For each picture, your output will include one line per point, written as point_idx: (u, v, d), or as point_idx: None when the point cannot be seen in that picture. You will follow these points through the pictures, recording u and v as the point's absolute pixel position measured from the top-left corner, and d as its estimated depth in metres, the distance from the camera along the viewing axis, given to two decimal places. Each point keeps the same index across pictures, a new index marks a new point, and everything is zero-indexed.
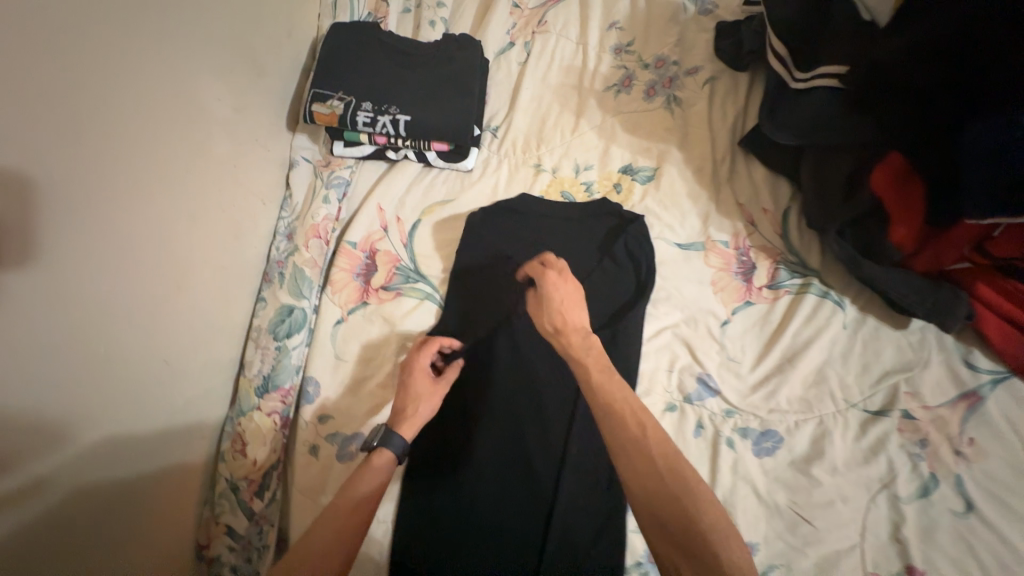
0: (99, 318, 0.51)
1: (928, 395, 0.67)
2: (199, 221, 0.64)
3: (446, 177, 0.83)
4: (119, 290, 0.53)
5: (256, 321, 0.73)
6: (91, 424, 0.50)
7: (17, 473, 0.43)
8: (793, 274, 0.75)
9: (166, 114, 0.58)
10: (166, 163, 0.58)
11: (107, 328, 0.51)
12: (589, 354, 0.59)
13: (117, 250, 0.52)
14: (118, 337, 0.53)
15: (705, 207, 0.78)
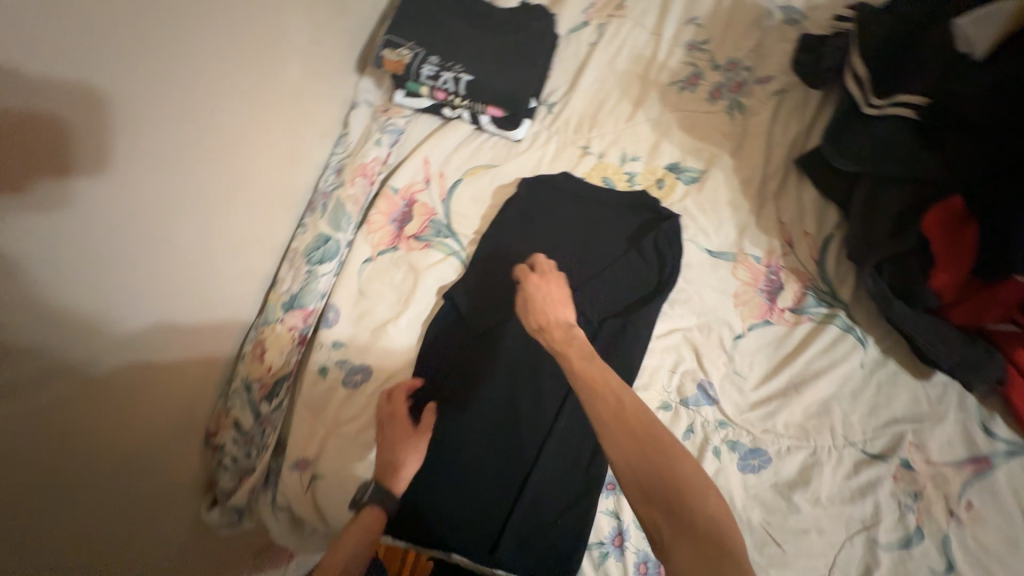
0: (158, 232, 0.54)
1: (933, 451, 0.65)
2: (250, 148, 0.67)
3: (495, 142, 0.85)
4: (176, 209, 0.56)
5: (294, 243, 0.77)
6: (144, 329, 0.55)
7: (86, 359, 0.48)
8: (820, 302, 0.73)
9: (244, 30, 0.62)
10: (239, 76, 0.62)
11: (163, 243, 0.55)
12: (571, 344, 0.60)
13: (175, 169, 0.55)
14: (178, 229, 0.57)
15: (744, 219, 0.76)
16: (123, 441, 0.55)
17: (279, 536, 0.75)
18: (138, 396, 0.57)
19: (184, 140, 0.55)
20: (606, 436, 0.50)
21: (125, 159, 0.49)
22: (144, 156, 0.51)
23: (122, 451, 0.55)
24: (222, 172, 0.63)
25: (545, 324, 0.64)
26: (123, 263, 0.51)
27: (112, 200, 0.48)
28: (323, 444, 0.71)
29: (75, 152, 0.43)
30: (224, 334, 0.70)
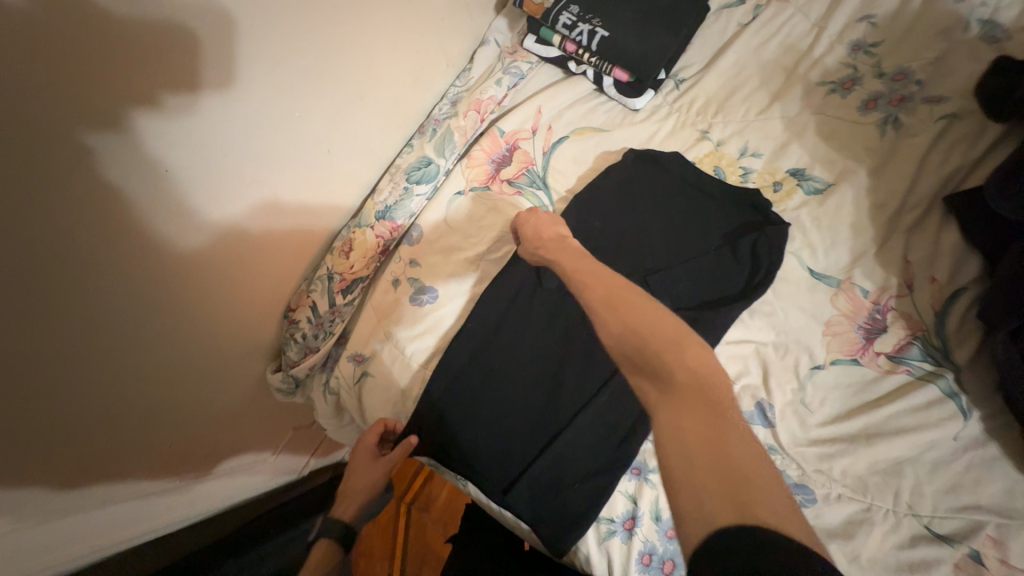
0: (268, 150, 0.61)
1: (1017, 554, 0.57)
2: (369, 80, 0.71)
3: (611, 107, 0.83)
4: (285, 127, 0.62)
5: (398, 160, 0.81)
6: (243, 231, 0.63)
7: (194, 247, 0.58)
8: (926, 356, 0.64)
9: None
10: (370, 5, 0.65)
11: (270, 160, 0.62)
12: (565, 256, 0.63)
13: (288, 94, 0.60)
14: (291, 130, 0.63)
15: (863, 245, 0.69)
16: (213, 313, 0.65)
17: (323, 418, 0.83)
18: (235, 275, 0.65)
19: (305, 67, 0.60)
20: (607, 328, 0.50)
21: (256, 51, 0.54)
22: (265, 63, 0.56)
23: (207, 327, 0.65)
24: (333, 104, 0.67)
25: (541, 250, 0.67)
26: (237, 168, 0.58)
27: (232, 107, 0.54)
28: (378, 347, 0.76)
29: (199, 69, 0.49)
30: (320, 226, 0.76)
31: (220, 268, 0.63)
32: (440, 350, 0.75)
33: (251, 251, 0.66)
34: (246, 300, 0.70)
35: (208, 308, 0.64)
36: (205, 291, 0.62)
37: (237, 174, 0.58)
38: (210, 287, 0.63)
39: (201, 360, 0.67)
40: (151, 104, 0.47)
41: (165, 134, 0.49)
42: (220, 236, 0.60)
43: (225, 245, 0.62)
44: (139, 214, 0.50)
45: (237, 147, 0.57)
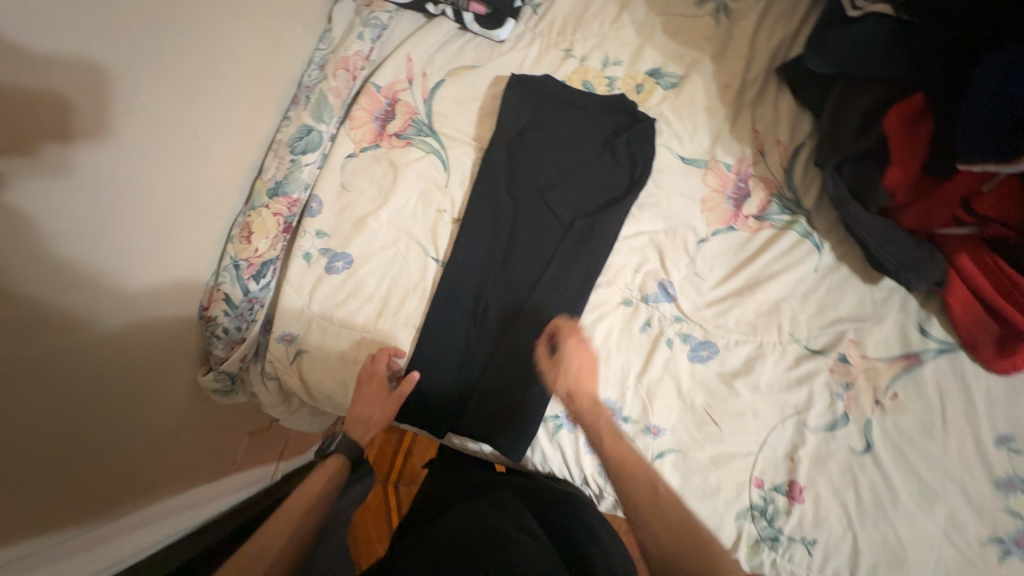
0: (151, 171, 0.61)
1: (870, 347, 0.70)
2: (222, 70, 0.69)
3: (478, 43, 0.84)
4: (161, 145, 0.61)
5: (278, 135, 0.79)
6: (146, 255, 0.63)
7: (106, 285, 0.58)
8: (783, 209, 0.75)
9: None
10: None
11: (156, 181, 0.62)
12: (602, 432, 0.68)
13: (156, 113, 0.60)
14: (150, 125, 0.59)
15: (719, 126, 0.77)
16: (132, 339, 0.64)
17: (271, 408, 0.83)
18: (142, 296, 0.63)
19: (161, 79, 0.60)
20: (643, 523, 0.63)
21: (75, 43, 0.50)
22: (103, 70, 0.53)
23: (138, 351, 0.65)
24: (200, 108, 0.66)
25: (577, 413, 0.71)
26: (125, 192, 0.58)
27: (102, 134, 0.54)
28: (307, 323, 0.77)
29: (64, 111, 0.49)
30: (214, 217, 0.74)
31: (120, 295, 0.60)
32: (368, 312, 0.77)
33: (149, 267, 0.64)
34: (157, 318, 0.67)
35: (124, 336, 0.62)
36: (116, 319, 0.61)
37: (112, 189, 0.56)
38: (131, 315, 0.63)
39: (135, 387, 0.66)
40: (25, 154, 0.46)
41: (38, 178, 0.48)
42: (116, 262, 0.59)
43: (122, 269, 0.60)
44: (40, 267, 0.50)
45: (103, 160, 0.54)
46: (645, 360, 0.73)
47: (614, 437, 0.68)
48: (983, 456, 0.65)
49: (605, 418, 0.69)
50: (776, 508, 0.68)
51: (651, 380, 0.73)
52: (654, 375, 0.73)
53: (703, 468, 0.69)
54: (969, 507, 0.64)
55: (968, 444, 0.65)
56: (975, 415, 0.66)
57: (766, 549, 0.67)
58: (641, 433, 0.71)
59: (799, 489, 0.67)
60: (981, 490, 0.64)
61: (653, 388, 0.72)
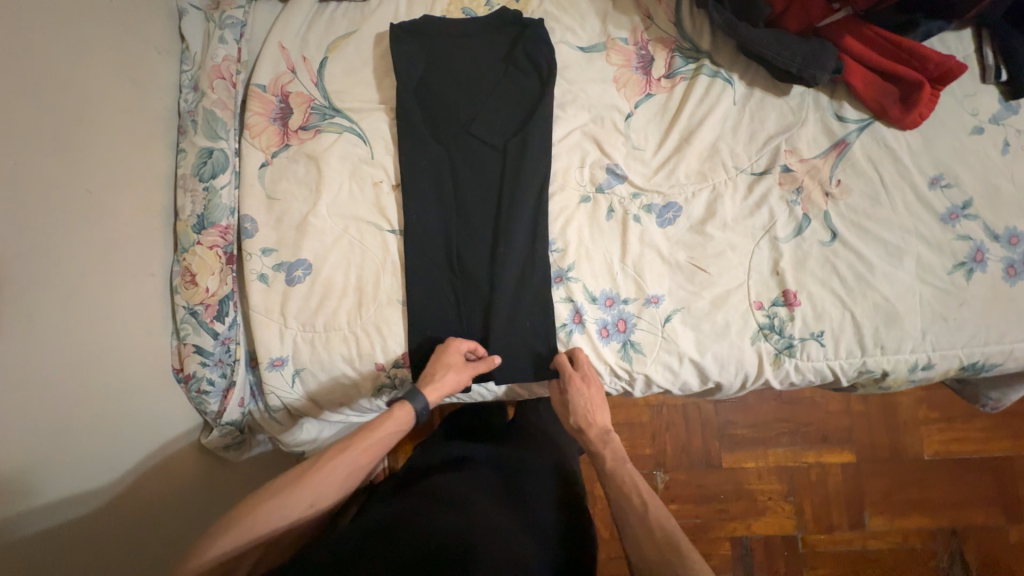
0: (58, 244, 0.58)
1: (804, 150, 0.75)
2: (88, 119, 0.64)
3: (346, 9, 0.81)
4: (58, 215, 0.58)
5: (180, 171, 0.74)
6: (84, 330, 0.60)
7: (56, 369, 0.56)
8: (687, 60, 0.78)
9: None
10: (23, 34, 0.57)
11: (67, 253, 0.59)
12: (607, 446, 0.70)
13: (42, 184, 0.57)
14: (34, 194, 0.56)
15: (602, 6, 0.80)
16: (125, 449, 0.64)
17: (293, 442, 0.81)
18: (95, 370, 0.61)
19: (39, 149, 0.57)
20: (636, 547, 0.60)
21: None
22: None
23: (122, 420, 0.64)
24: (93, 170, 0.64)
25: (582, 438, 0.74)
26: (43, 273, 0.56)
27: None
28: (293, 341, 0.74)
29: None
30: (147, 274, 0.70)
31: (81, 387, 0.59)
32: (348, 306, 0.75)
33: (91, 340, 0.61)
34: (132, 397, 0.66)
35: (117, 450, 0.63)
36: (80, 398, 0.59)
37: (25, 274, 0.54)
38: (95, 393, 0.61)
39: (159, 485, 0.69)
40: None
41: None
42: (54, 345, 0.56)
43: (66, 352, 0.58)
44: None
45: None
46: (622, 242, 0.76)
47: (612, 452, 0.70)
48: (924, 201, 0.73)
49: (613, 444, 0.71)
50: (781, 320, 0.74)
51: (634, 258, 0.75)
52: (634, 252, 0.76)
53: (708, 314, 0.74)
54: (929, 248, 0.72)
55: (909, 196, 0.73)
56: (906, 170, 0.73)
57: (786, 358, 0.74)
58: (644, 306, 0.74)
59: (793, 295, 0.73)
60: (933, 230, 0.72)
61: (640, 265, 0.75)
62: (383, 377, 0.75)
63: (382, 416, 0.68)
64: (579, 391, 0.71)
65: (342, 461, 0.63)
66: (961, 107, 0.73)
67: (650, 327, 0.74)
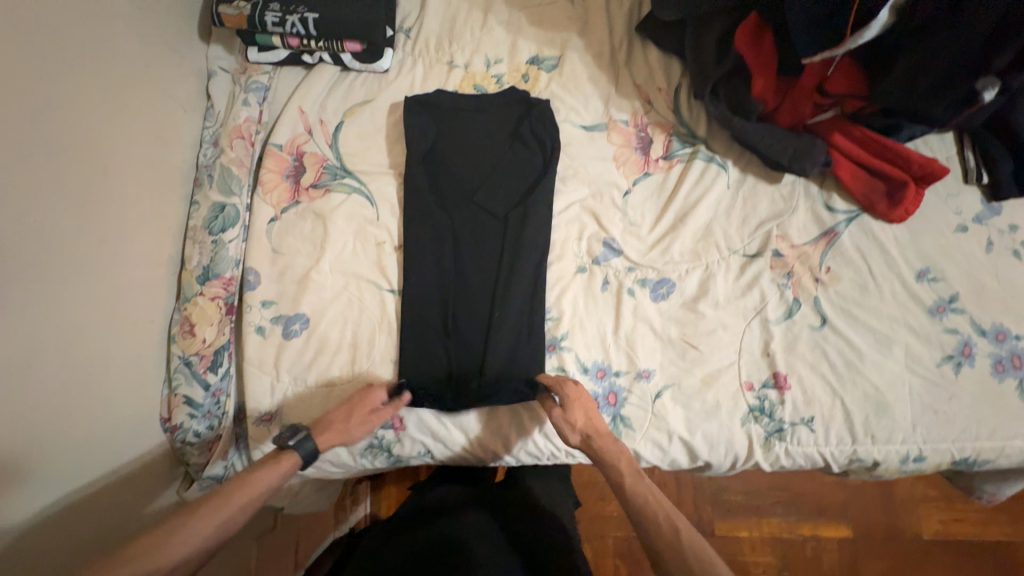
0: (67, 295, 0.60)
1: (795, 236, 0.78)
2: (111, 174, 0.67)
3: (364, 78, 0.86)
4: (70, 267, 0.60)
5: (191, 222, 0.77)
6: (82, 378, 0.61)
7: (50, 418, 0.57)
8: (684, 144, 0.83)
9: (60, 21, 0.62)
10: (61, 98, 0.61)
11: (75, 303, 0.61)
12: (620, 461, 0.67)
13: (58, 239, 0.59)
14: (51, 247, 0.58)
15: (605, 90, 0.84)
16: (94, 504, 0.62)
17: (274, 499, 0.79)
18: (87, 416, 0.61)
19: (61, 205, 0.60)
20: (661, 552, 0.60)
21: None
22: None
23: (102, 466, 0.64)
24: (109, 222, 0.66)
25: (591, 439, 0.69)
26: (48, 326, 0.57)
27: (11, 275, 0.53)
28: (283, 396, 0.74)
29: None
30: (147, 321, 0.71)
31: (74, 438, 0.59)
32: (341, 363, 0.75)
33: (85, 388, 0.61)
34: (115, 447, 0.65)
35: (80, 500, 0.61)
36: (66, 450, 0.59)
37: (30, 325, 0.55)
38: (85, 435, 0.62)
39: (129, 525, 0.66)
40: None
41: None
42: (49, 396, 0.56)
43: (60, 402, 0.58)
44: None
45: (8, 295, 0.52)
46: (616, 314, 0.78)
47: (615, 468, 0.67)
48: (912, 293, 0.75)
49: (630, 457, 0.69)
50: (772, 402, 0.74)
51: (627, 331, 0.77)
52: (628, 325, 0.77)
53: (699, 391, 0.74)
54: (918, 339, 0.73)
55: (897, 287, 0.75)
56: (894, 261, 0.76)
57: (776, 442, 0.73)
58: (635, 380, 0.75)
59: (784, 377, 0.74)
60: (921, 321, 0.74)
61: (632, 338, 0.77)
62: (371, 437, 0.75)
63: (268, 460, 0.65)
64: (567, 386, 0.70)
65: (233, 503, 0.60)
66: (945, 205, 0.77)
67: (641, 402, 0.74)
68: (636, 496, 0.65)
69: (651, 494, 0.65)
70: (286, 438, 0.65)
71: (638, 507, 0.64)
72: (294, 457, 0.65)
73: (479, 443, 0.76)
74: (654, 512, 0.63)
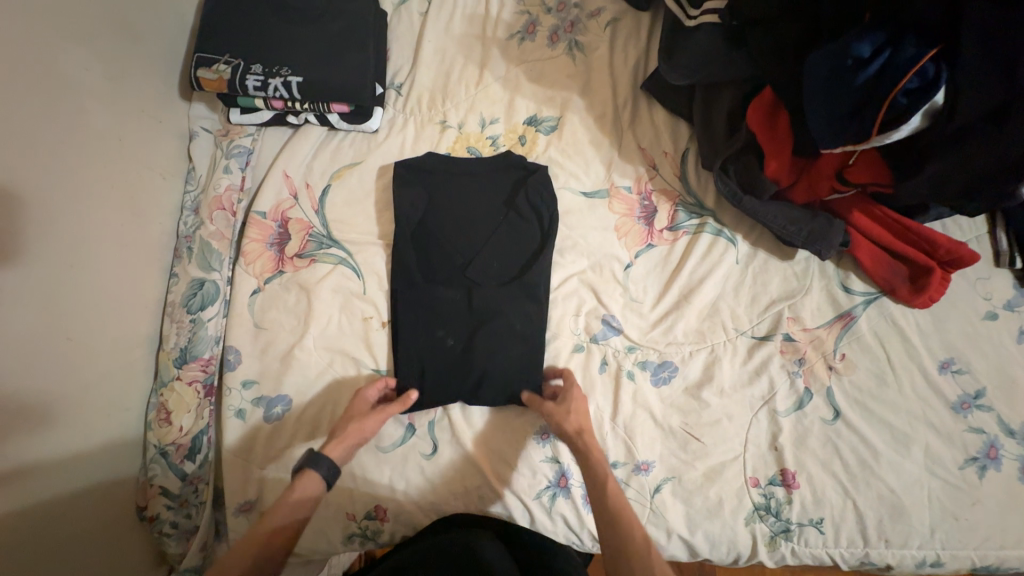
0: (34, 404, 0.56)
1: (808, 319, 0.73)
2: (80, 261, 0.63)
3: (353, 139, 0.82)
4: (38, 372, 0.57)
5: (170, 297, 0.74)
6: (50, 483, 0.58)
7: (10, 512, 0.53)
8: (691, 214, 0.77)
9: (27, 104, 0.58)
10: (27, 190, 0.57)
11: (43, 410, 0.57)
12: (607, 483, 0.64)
13: (24, 344, 0.55)
14: (8, 356, 0.54)
15: (608, 154, 0.79)
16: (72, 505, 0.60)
17: None
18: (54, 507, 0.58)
19: (31, 305, 0.56)
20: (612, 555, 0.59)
21: None
22: None
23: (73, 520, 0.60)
24: (79, 313, 0.62)
25: (587, 433, 0.67)
26: (9, 440, 0.53)
27: None
28: (262, 484, 0.70)
29: None
30: (122, 409, 0.68)
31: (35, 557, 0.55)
32: None
33: (52, 495, 0.58)
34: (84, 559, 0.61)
35: (64, 497, 0.59)
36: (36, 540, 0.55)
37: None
38: (55, 493, 0.58)
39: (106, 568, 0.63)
40: None
41: None
42: (2, 523, 0.52)
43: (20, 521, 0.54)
44: None
45: None
46: (614, 399, 0.73)
47: (592, 461, 0.65)
48: (933, 385, 0.69)
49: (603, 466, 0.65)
50: (779, 501, 0.69)
51: (625, 418, 0.72)
52: (627, 413, 0.72)
53: (700, 487, 0.70)
54: (938, 437, 0.68)
55: (918, 379, 0.70)
56: (916, 351, 0.70)
57: (782, 542, 0.69)
58: (633, 473, 0.71)
59: (792, 475, 0.69)
60: (943, 418, 0.69)
61: (631, 426, 0.72)
62: (353, 526, 0.71)
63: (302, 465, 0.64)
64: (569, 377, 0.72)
65: (284, 507, 0.60)
66: (973, 290, 0.71)
67: (639, 496, 0.70)
68: (613, 498, 0.62)
69: (621, 499, 0.63)
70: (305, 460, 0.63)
71: (615, 513, 0.61)
72: (317, 479, 0.62)
73: (486, 439, 0.72)
74: (627, 519, 0.61)
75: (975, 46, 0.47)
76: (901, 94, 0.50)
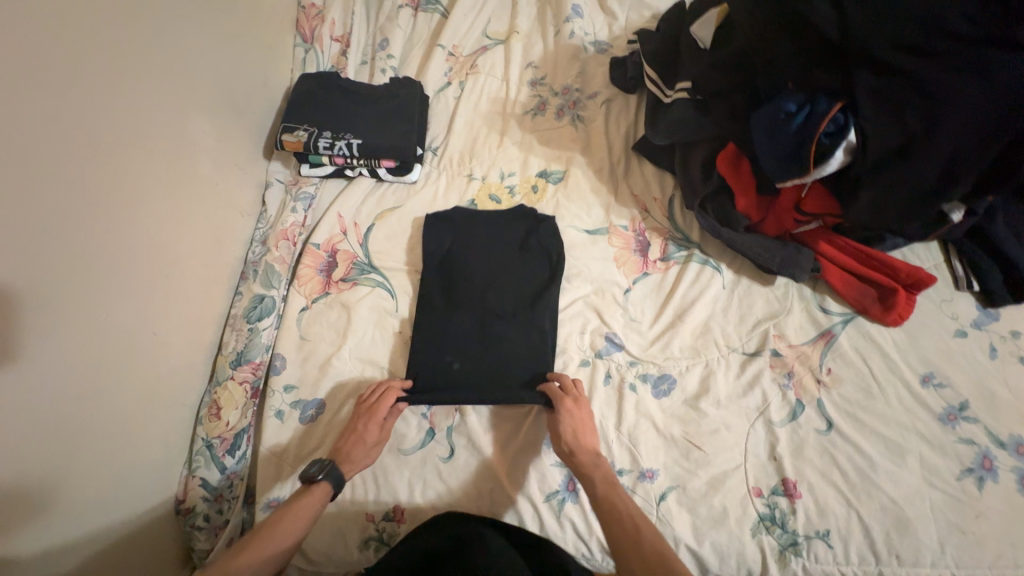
0: (114, 385, 0.66)
1: (792, 336, 0.81)
2: (174, 274, 0.77)
3: (395, 188, 1.00)
4: (125, 358, 0.67)
5: (233, 310, 0.88)
6: (111, 457, 0.66)
7: (77, 473, 0.61)
8: (679, 247, 0.90)
9: (160, 151, 0.75)
10: (148, 211, 0.72)
11: (121, 391, 0.67)
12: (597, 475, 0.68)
13: (121, 333, 0.67)
14: (106, 340, 0.65)
15: (606, 199, 0.95)
16: (124, 484, 0.68)
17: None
18: (110, 480, 0.65)
19: (133, 301, 0.69)
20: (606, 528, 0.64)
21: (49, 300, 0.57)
22: (78, 313, 0.61)
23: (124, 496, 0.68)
24: (164, 314, 0.75)
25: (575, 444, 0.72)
26: (91, 412, 0.63)
27: (72, 365, 0.60)
28: (291, 481, 0.76)
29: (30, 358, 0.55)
30: (179, 404, 0.77)
31: (76, 523, 0.61)
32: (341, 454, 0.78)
33: (113, 468, 0.66)
34: (116, 532, 0.67)
35: (120, 475, 0.67)
36: (90, 503, 0.63)
37: (76, 411, 0.61)
38: (115, 468, 0.66)
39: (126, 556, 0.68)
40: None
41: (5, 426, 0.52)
42: (72, 479, 0.60)
43: (76, 483, 0.61)
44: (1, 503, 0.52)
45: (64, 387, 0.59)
46: (618, 409, 0.79)
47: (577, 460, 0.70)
48: (919, 398, 0.74)
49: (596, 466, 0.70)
50: (783, 512, 0.71)
51: (629, 427, 0.77)
52: (630, 421, 0.78)
53: (705, 496, 0.73)
54: (932, 448, 0.71)
55: (902, 392, 0.75)
56: (896, 364, 0.76)
57: (792, 557, 0.69)
58: (639, 480, 0.74)
59: (793, 484, 0.72)
60: (933, 430, 0.72)
61: (635, 434, 0.77)
62: (370, 529, 0.74)
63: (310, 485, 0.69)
64: (578, 388, 0.77)
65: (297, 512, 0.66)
66: (940, 311, 0.79)
67: (646, 504, 0.73)
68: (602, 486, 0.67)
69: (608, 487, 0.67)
70: (315, 473, 0.68)
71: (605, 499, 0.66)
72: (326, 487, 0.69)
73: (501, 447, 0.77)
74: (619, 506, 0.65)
75: (872, 105, 0.62)
76: (824, 135, 0.65)
